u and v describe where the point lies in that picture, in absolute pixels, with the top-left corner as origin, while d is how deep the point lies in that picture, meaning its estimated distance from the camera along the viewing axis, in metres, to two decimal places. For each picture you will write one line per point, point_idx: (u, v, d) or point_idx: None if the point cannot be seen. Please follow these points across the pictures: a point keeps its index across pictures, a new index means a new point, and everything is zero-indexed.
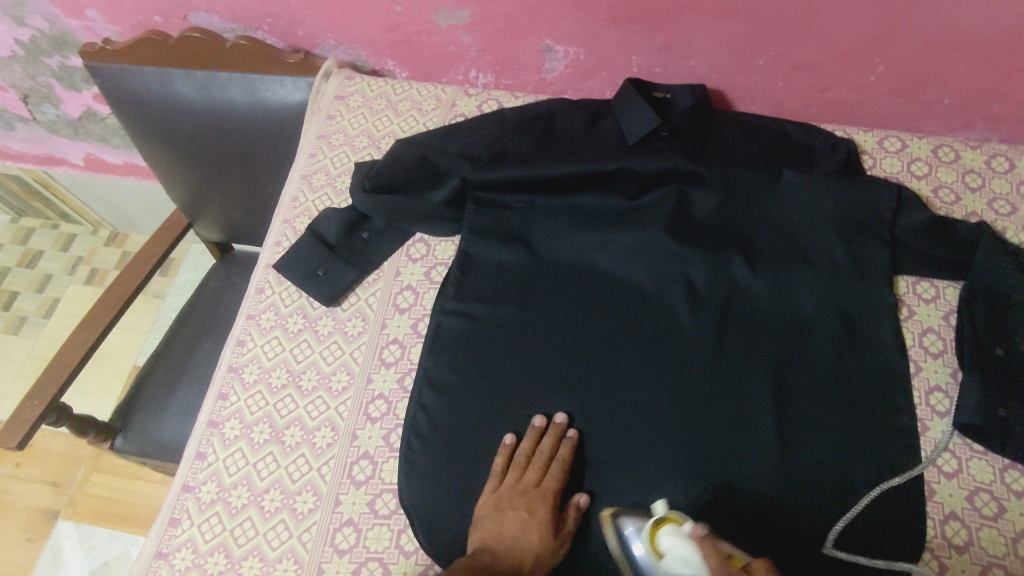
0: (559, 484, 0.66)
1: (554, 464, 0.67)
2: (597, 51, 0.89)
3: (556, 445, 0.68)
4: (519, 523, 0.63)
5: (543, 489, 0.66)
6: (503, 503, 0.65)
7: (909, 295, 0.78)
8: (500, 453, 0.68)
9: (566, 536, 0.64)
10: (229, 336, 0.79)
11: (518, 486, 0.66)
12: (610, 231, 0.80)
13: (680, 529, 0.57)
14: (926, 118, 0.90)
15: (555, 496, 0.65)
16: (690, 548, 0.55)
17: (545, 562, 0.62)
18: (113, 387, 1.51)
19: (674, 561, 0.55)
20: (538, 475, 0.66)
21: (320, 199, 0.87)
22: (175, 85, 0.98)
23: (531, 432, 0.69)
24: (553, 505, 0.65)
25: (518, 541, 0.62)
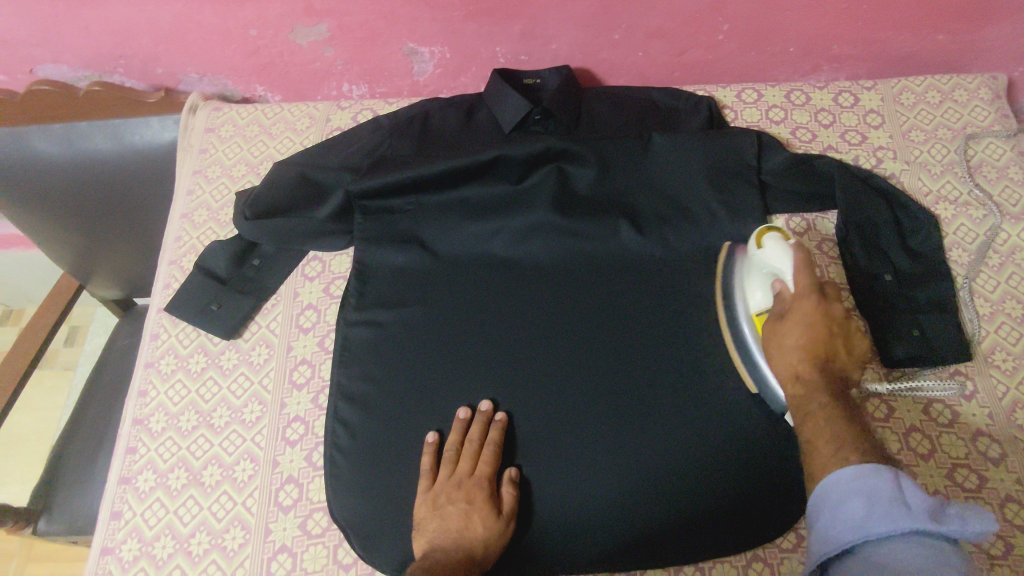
0: (492, 467, 0.67)
1: (486, 449, 0.68)
2: (461, 47, 0.91)
3: (484, 431, 0.69)
4: (460, 516, 0.63)
5: (477, 477, 0.66)
6: (441, 501, 0.65)
7: (784, 232, 0.84)
8: (427, 453, 0.69)
9: (509, 513, 0.65)
10: (130, 389, 0.76)
11: (453, 480, 0.66)
12: (500, 218, 0.82)
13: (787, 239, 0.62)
14: (776, 67, 0.96)
15: (491, 480, 0.66)
16: (790, 248, 0.61)
17: (494, 547, 0.63)
18: (33, 470, 1.42)
19: (766, 257, 0.62)
20: (471, 464, 0.67)
21: (205, 234, 0.85)
22: (32, 143, 0.94)
23: (458, 425, 0.70)
24: (491, 491, 0.66)
25: (463, 532, 0.63)
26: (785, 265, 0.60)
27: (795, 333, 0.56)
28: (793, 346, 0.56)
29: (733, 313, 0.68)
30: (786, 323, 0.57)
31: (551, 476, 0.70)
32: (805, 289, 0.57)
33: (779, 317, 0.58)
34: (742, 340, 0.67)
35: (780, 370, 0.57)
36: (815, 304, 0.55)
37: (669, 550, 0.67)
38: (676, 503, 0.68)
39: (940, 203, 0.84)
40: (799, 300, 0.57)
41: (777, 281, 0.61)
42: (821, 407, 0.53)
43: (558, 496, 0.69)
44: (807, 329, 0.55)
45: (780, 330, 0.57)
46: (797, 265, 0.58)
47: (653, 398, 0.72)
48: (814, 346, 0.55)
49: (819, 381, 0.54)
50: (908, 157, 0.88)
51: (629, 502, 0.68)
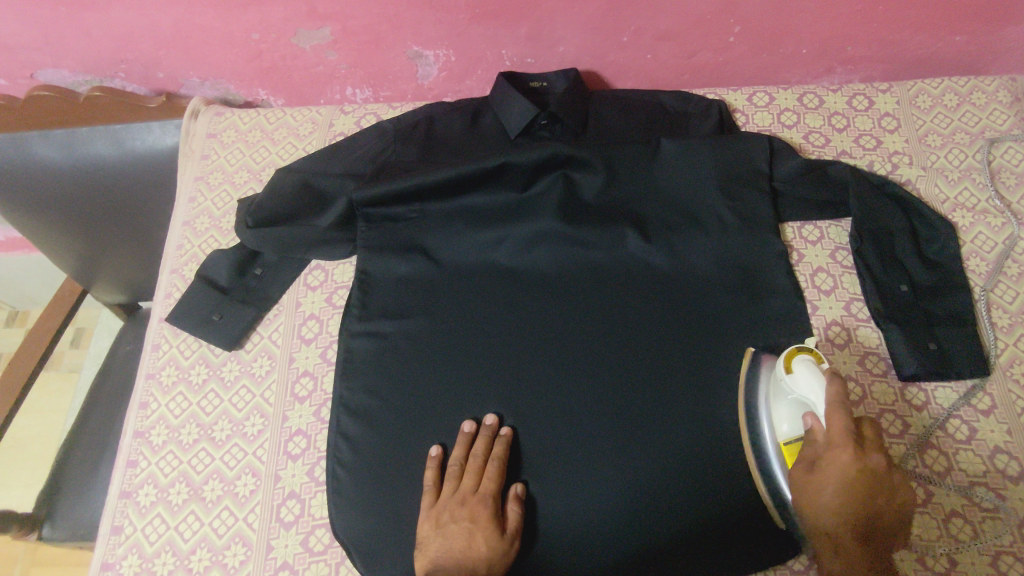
0: (497, 484, 0.65)
1: (490, 465, 0.66)
2: (466, 50, 0.89)
3: (489, 445, 0.68)
4: (464, 534, 0.62)
5: (482, 493, 0.65)
6: (444, 518, 0.64)
7: (796, 240, 0.81)
8: (430, 468, 0.67)
9: (513, 532, 0.64)
10: (131, 401, 0.75)
11: (457, 496, 0.65)
12: (505, 226, 0.80)
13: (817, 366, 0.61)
14: (788, 69, 0.94)
15: (495, 497, 0.65)
16: (822, 379, 0.59)
17: (498, 566, 0.62)
18: (39, 473, 1.42)
19: (799, 385, 0.60)
20: (474, 481, 0.66)
21: (206, 242, 0.84)
22: (33, 148, 0.93)
23: (462, 440, 0.68)
24: (495, 508, 0.64)
25: (467, 551, 0.61)
26: (819, 400, 0.59)
27: (830, 490, 0.55)
28: (831, 512, 0.55)
29: (760, 442, 0.64)
30: (820, 478, 0.56)
31: (558, 493, 0.68)
32: (841, 439, 0.55)
33: (813, 466, 0.57)
34: (766, 466, 0.63)
35: (813, 522, 0.57)
36: (853, 458, 0.55)
37: (678, 570, 0.66)
38: (685, 521, 0.67)
39: (957, 210, 0.82)
40: (835, 450, 0.56)
41: (808, 415, 0.59)
42: (858, 573, 0.55)
43: (565, 514, 0.68)
44: (842, 489, 0.55)
45: (816, 486, 0.56)
46: (834, 410, 0.56)
47: (662, 413, 0.71)
48: (850, 508, 0.54)
49: (857, 548, 0.55)
50: (925, 162, 0.85)
51: (638, 520, 0.67)
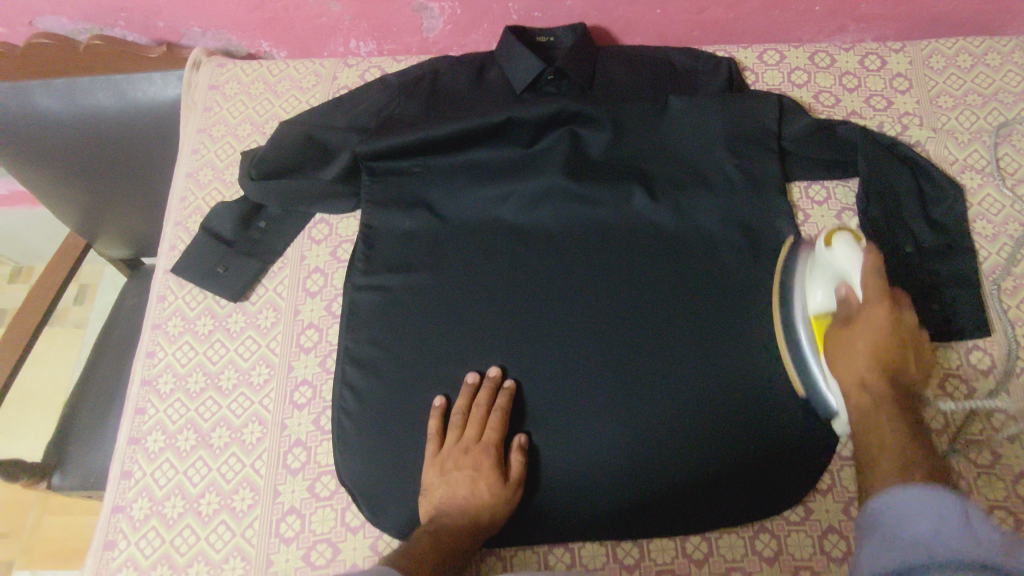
0: (500, 433, 0.66)
1: (493, 415, 0.67)
2: (472, 3, 0.87)
3: (492, 396, 0.69)
4: (467, 481, 0.64)
5: (485, 443, 0.66)
6: (448, 466, 0.65)
7: (802, 200, 0.81)
8: (434, 418, 0.68)
9: (516, 480, 0.65)
10: (138, 349, 0.76)
11: (460, 446, 0.66)
12: (510, 182, 0.80)
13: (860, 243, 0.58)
14: (800, 27, 0.92)
15: (498, 446, 0.66)
16: (862, 251, 0.58)
17: (500, 512, 0.64)
18: (47, 426, 1.44)
19: (837, 258, 0.58)
20: (478, 430, 0.67)
21: (210, 194, 0.84)
22: (34, 98, 0.92)
23: (466, 389, 0.69)
24: (498, 458, 0.65)
25: (471, 497, 0.63)
26: (855, 269, 0.57)
27: (863, 345, 0.55)
28: (864, 358, 0.55)
29: (790, 311, 0.65)
30: (854, 333, 0.56)
31: (559, 444, 0.70)
32: (875, 300, 0.56)
33: (845, 326, 0.57)
34: (793, 341, 0.64)
35: (845, 388, 0.56)
36: (884, 312, 0.55)
37: (677, 520, 0.67)
38: (684, 473, 0.68)
39: (966, 172, 0.81)
40: (871, 310, 0.56)
41: (843, 285, 0.58)
42: (887, 417, 0.52)
43: (565, 465, 0.69)
44: (874, 341, 0.55)
45: (850, 342, 0.56)
46: (869, 273, 0.57)
47: (663, 367, 0.71)
48: (881, 358, 0.55)
49: (888, 391, 0.54)
50: (935, 124, 0.84)
51: (640, 472, 0.68)
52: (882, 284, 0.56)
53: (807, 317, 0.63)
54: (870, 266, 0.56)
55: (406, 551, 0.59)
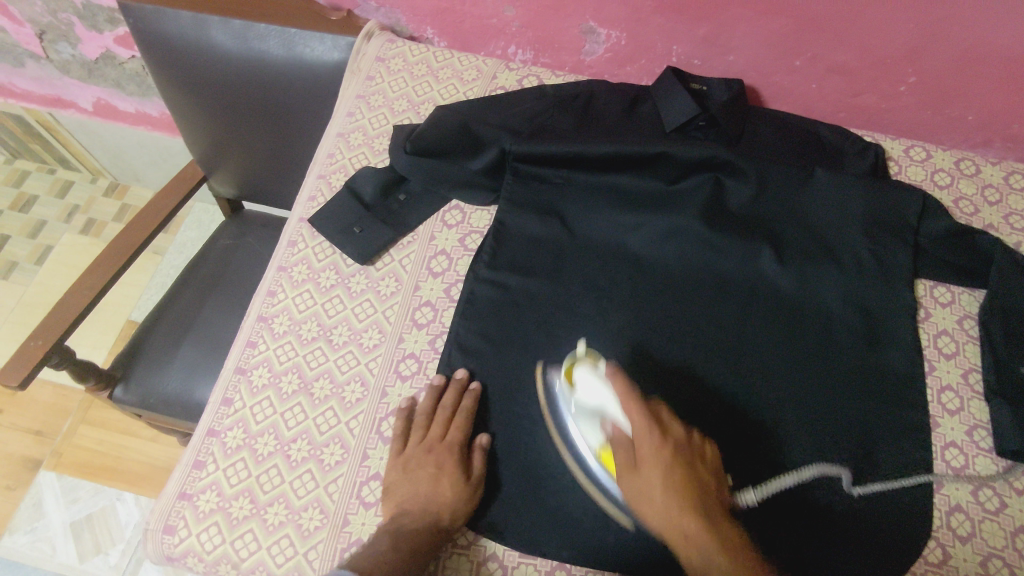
0: (464, 434, 0.66)
1: (456, 416, 0.67)
2: (639, 37, 0.92)
3: (458, 398, 0.69)
4: (429, 480, 0.64)
5: (448, 441, 0.66)
6: (412, 465, 0.66)
7: (927, 298, 0.80)
8: (398, 419, 0.69)
9: (478, 480, 0.65)
10: (260, 286, 0.79)
11: (424, 445, 0.67)
12: (644, 214, 0.82)
13: (596, 368, 0.66)
14: (946, 131, 0.94)
15: (461, 447, 0.66)
16: (601, 376, 0.65)
17: (463, 512, 0.63)
18: (106, 339, 1.50)
19: (586, 392, 0.65)
20: (441, 431, 0.67)
21: (357, 157, 0.87)
22: (210, 31, 0.95)
23: (430, 392, 0.70)
24: (460, 456, 0.65)
25: (432, 497, 0.63)
26: (608, 401, 0.64)
27: (658, 491, 0.58)
28: (659, 497, 0.58)
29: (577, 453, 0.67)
30: (643, 472, 0.59)
31: None
32: (645, 431, 0.61)
33: (632, 468, 0.60)
34: (590, 479, 0.66)
35: (658, 525, 0.58)
36: (660, 449, 0.60)
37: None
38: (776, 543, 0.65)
39: None
40: (646, 444, 0.60)
41: (608, 420, 0.64)
42: (713, 542, 0.55)
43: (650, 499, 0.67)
44: (667, 478, 0.58)
45: (642, 487, 0.59)
46: (625, 403, 0.62)
47: (761, 428, 0.71)
48: (680, 483, 0.58)
49: (707, 535, 0.55)
50: None
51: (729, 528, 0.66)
52: (639, 408, 0.62)
53: (593, 452, 0.65)
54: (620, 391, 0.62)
55: (368, 550, 0.58)
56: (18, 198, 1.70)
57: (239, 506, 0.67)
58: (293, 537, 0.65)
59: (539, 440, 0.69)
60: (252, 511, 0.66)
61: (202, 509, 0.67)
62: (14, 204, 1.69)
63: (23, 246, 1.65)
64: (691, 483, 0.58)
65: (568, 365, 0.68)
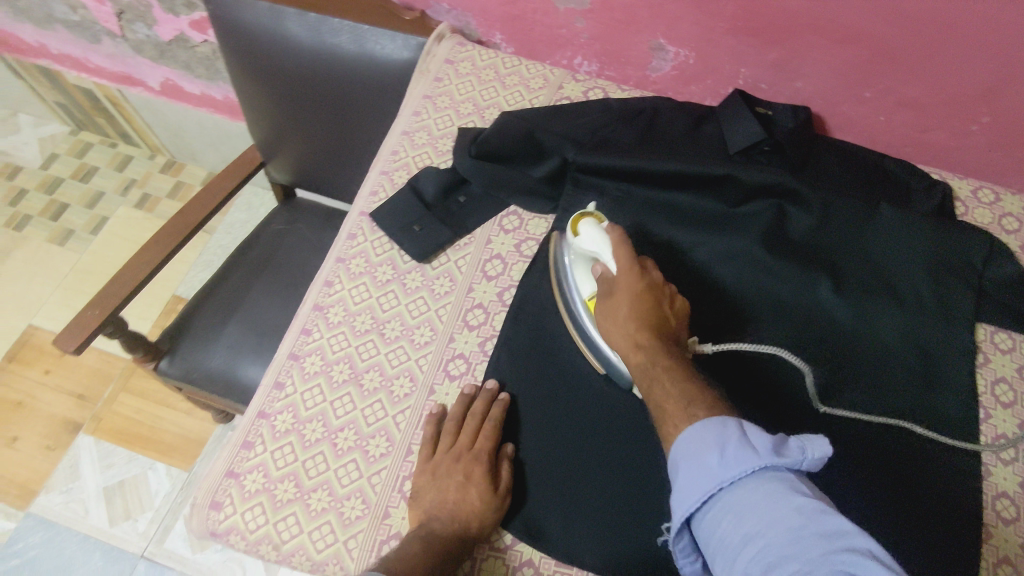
0: (493, 442, 0.66)
1: (487, 424, 0.67)
2: (707, 57, 0.92)
3: (486, 406, 0.69)
4: (457, 488, 0.63)
5: (477, 450, 0.66)
6: (440, 471, 0.66)
7: (986, 343, 0.78)
8: (430, 424, 0.69)
9: (507, 489, 0.64)
10: (317, 275, 0.80)
11: (453, 452, 0.66)
12: (703, 233, 0.81)
13: (599, 224, 0.71)
14: (1016, 174, 0.91)
15: (489, 455, 0.65)
16: (604, 230, 0.70)
17: (490, 522, 0.63)
18: (151, 312, 1.54)
19: (586, 240, 0.70)
20: (471, 438, 0.66)
21: (420, 156, 0.88)
22: (286, 23, 0.98)
23: (462, 399, 0.70)
24: (489, 465, 0.65)
25: (459, 506, 0.62)
26: (604, 247, 0.69)
27: (623, 309, 0.64)
28: (623, 320, 0.63)
29: (569, 297, 0.72)
30: (614, 308, 0.65)
31: None
32: (627, 267, 0.66)
33: (609, 296, 0.66)
34: (575, 322, 0.72)
35: (620, 339, 0.63)
36: (633, 285, 0.65)
37: None
38: None
39: None
40: (625, 280, 0.65)
41: (599, 265, 0.69)
42: (664, 365, 0.59)
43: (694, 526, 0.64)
44: (636, 305, 0.63)
45: (614, 309, 0.65)
46: (615, 245, 0.68)
47: None
48: (648, 314, 0.62)
49: (659, 348, 0.60)
50: None
51: None
52: (630, 255, 0.67)
53: (583, 301, 0.70)
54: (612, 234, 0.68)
55: (396, 555, 0.58)
56: (80, 169, 1.76)
57: (284, 489, 0.68)
58: (335, 525, 0.66)
59: (581, 450, 0.68)
60: (296, 495, 0.68)
61: (249, 489, 0.68)
62: (75, 174, 1.75)
63: (80, 216, 1.71)
64: (656, 316, 0.63)
65: (576, 218, 0.73)
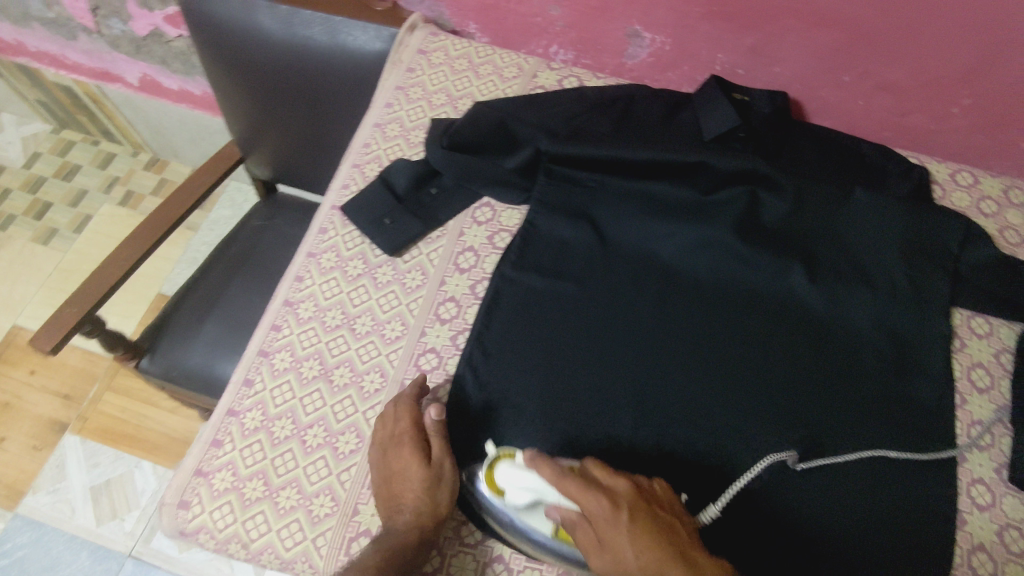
0: (411, 420, 0.64)
1: (403, 404, 0.66)
2: (684, 43, 0.90)
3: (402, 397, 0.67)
4: (395, 477, 0.63)
5: (401, 433, 0.64)
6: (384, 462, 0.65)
7: (963, 329, 0.78)
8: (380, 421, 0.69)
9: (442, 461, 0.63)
10: (288, 270, 0.79)
11: (387, 439, 0.66)
12: (675, 223, 0.80)
13: (515, 463, 0.61)
14: (996, 157, 0.90)
15: (411, 434, 0.64)
16: (528, 469, 0.59)
17: (439, 497, 0.61)
18: (136, 310, 1.53)
19: (514, 492, 0.60)
20: (395, 423, 0.65)
21: (393, 148, 0.87)
22: (256, 15, 0.96)
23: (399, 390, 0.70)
24: (413, 443, 0.63)
25: (401, 494, 0.62)
26: (544, 487, 0.58)
27: (624, 552, 0.54)
28: (631, 564, 0.54)
29: (531, 540, 0.62)
30: (605, 555, 0.55)
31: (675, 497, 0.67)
32: (597, 513, 0.56)
33: (594, 545, 0.56)
34: (539, 545, 0.62)
35: None
36: (617, 523, 0.55)
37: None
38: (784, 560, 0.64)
39: None
40: (603, 526, 0.56)
41: (552, 506, 0.59)
42: None
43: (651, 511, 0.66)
44: (636, 546, 0.54)
45: (612, 564, 0.55)
46: (558, 483, 0.57)
47: (786, 451, 0.69)
48: (653, 542, 0.55)
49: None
50: None
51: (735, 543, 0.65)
52: (576, 481, 0.57)
53: (548, 532, 0.61)
54: (550, 473, 0.57)
55: (354, 562, 0.59)
56: (62, 167, 1.75)
57: (252, 487, 0.67)
58: (303, 522, 0.66)
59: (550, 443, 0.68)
60: (265, 493, 0.67)
61: (217, 487, 0.68)
62: (58, 173, 1.74)
63: (63, 215, 1.70)
64: (666, 537, 0.55)
65: (486, 473, 0.62)
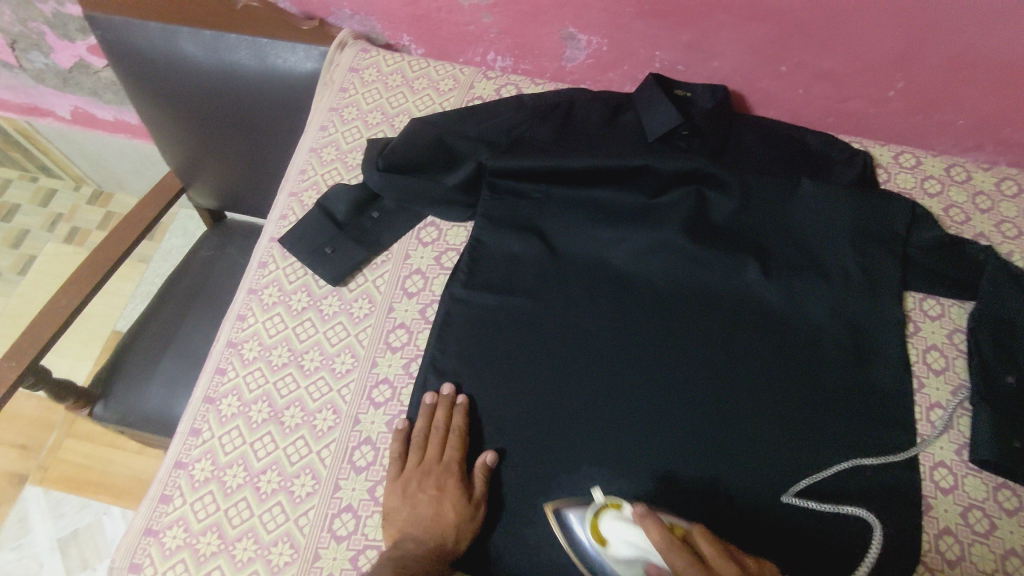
0: (460, 452, 0.66)
1: (453, 435, 0.66)
2: (620, 44, 0.89)
3: (448, 416, 0.67)
4: (430, 502, 0.62)
5: (446, 461, 0.65)
6: (412, 487, 0.64)
7: (916, 312, 0.78)
8: (397, 440, 0.67)
9: (480, 498, 0.64)
10: (229, 310, 0.77)
11: (422, 466, 0.65)
12: (624, 228, 0.79)
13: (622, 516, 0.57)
14: (936, 136, 0.91)
15: (459, 465, 0.65)
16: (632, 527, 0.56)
17: (467, 531, 0.62)
18: (89, 351, 1.48)
19: (616, 546, 0.57)
20: (438, 450, 0.66)
21: (330, 173, 0.85)
22: (178, 43, 0.92)
23: (424, 410, 0.68)
24: (459, 475, 0.64)
25: (435, 521, 0.61)
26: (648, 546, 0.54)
27: None
28: None
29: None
30: None
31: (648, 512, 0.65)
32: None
33: None
34: None
35: None
36: None
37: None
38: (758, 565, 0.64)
39: None
40: None
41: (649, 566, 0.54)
42: None
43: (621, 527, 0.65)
44: None
45: None
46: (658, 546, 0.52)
47: (749, 453, 0.68)
48: None
49: None
50: None
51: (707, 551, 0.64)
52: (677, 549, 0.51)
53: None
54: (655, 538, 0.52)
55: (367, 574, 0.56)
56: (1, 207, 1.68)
57: (206, 542, 0.65)
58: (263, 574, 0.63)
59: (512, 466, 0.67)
60: (220, 547, 0.64)
61: (169, 545, 0.65)
62: None
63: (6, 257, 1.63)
64: None
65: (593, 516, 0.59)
